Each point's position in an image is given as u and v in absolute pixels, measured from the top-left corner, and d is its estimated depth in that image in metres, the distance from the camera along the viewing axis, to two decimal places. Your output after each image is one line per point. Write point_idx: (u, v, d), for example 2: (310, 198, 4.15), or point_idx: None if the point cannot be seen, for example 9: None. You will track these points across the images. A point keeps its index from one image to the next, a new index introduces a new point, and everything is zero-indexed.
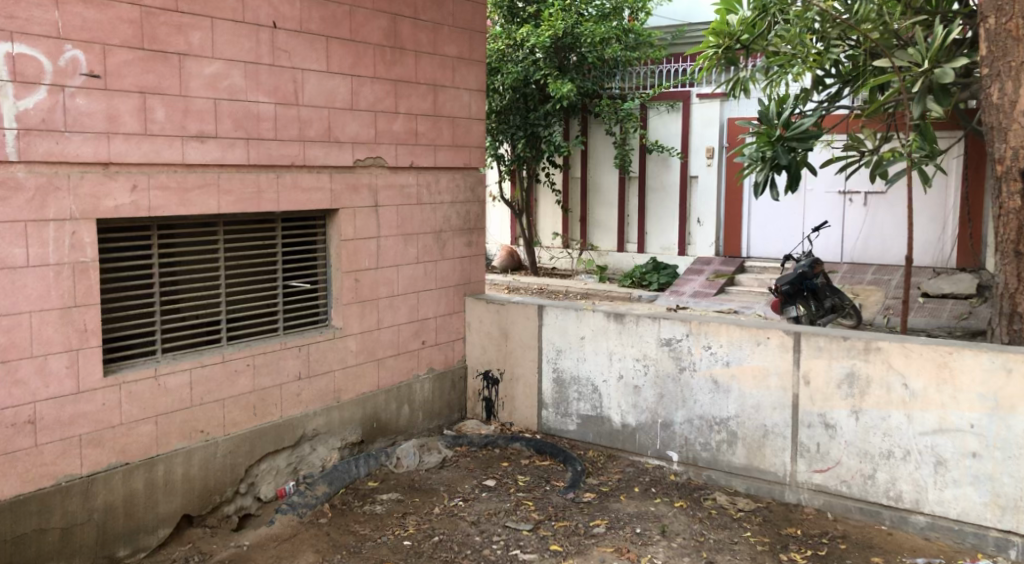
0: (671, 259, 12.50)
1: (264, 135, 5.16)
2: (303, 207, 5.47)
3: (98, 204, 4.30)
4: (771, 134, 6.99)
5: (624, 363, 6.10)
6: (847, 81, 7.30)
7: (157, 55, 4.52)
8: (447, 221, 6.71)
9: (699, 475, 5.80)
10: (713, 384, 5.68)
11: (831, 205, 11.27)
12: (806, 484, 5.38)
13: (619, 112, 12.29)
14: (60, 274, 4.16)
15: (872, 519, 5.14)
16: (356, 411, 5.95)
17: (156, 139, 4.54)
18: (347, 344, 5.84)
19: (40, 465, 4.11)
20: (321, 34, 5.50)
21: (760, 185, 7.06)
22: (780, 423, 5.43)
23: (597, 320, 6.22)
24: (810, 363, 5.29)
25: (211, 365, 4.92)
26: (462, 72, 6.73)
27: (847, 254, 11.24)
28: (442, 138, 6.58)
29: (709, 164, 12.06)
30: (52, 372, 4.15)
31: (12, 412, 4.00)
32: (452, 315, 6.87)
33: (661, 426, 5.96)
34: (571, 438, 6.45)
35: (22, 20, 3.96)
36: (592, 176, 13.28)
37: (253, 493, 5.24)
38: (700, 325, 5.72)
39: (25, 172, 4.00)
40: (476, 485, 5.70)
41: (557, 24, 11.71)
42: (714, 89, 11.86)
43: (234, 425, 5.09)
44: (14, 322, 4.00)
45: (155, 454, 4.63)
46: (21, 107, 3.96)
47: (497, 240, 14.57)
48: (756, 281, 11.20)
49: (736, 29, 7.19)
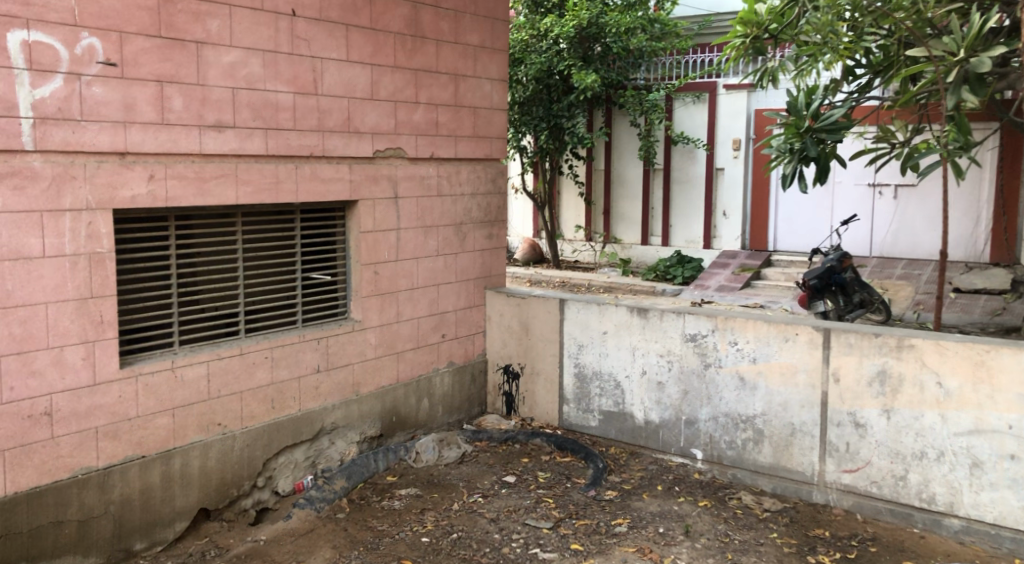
0: (695, 252, 12.32)
1: (283, 125, 5.09)
2: (322, 198, 5.40)
3: (114, 194, 4.25)
4: (799, 126, 6.67)
5: (647, 359, 5.97)
6: (879, 71, 7.00)
7: (174, 43, 4.46)
8: (468, 213, 6.61)
9: (724, 474, 5.67)
10: (740, 380, 5.54)
11: (860, 198, 11.03)
12: (835, 484, 5.23)
13: (645, 102, 12.07)
14: (76, 265, 4.12)
15: (903, 521, 4.98)
16: (375, 405, 5.89)
17: (173, 128, 4.49)
18: (365, 337, 5.77)
19: (56, 457, 4.08)
20: (341, 22, 5.41)
21: (788, 178, 6.74)
22: (808, 421, 5.28)
23: (620, 314, 6.10)
24: (840, 361, 5.13)
25: (228, 358, 4.87)
26: (484, 61, 6.62)
27: (876, 248, 11.01)
28: (463, 129, 6.48)
29: (737, 155, 11.86)
30: (68, 363, 4.11)
31: (28, 404, 3.97)
32: (473, 308, 6.77)
33: (685, 423, 5.84)
34: (593, 435, 6.34)
35: (39, 7, 3.90)
36: (616, 168, 13.10)
37: (271, 487, 5.21)
38: (725, 320, 5.57)
39: (41, 161, 3.96)
40: (495, 481, 5.61)
41: (581, 14, 11.53)
42: (741, 80, 11.67)
43: (252, 418, 5.05)
44: (30, 312, 3.96)
45: (172, 447, 4.60)
46: (37, 95, 3.91)
47: (519, 232, 14.46)
48: (783, 275, 11.00)
49: (764, 18, 6.93)
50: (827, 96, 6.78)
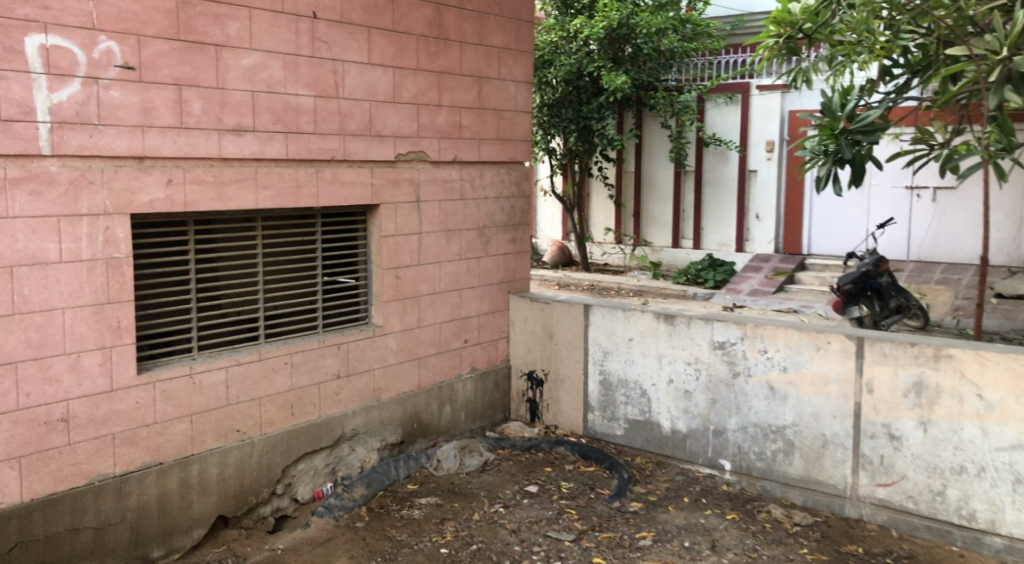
0: (727, 255, 12.10)
1: (303, 129, 5.03)
2: (343, 202, 5.34)
3: (132, 198, 4.23)
4: (834, 127, 6.43)
5: (674, 367, 5.82)
6: (917, 71, 6.69)
7: (193, 46, 4.43)
8: (491, 216, 6.52)
9: (753, 486, 5.50)
10: (770, 390, 5.37)
11: (897, 201, 10.74)
12: (868, 498, 5.03)
13: (676, 104, 11.88)
14: (93, 270, 4.10)
15: (942, 539, 4.77)
16: (397, 411, 5.81)
17: (192, 132, 4.45)
18: (387, 343, 5.70)
19: (73, 464, 4.06)
20: (363, 24, 5.35)
21: (821, 181, 6.51)
22: (840, 433, 5.09)
23: (646, 321, 5.96)
24: (874, 371, 4.94)
25: (247, 364, 4.83)
26: (508, 63, 6.52)
27: (914, 252, 10.71)
28: (487, 131, 6.39)
29: (770, 157, 11.64)
30: (85, 369, 4.09)
31: (45, 410, 3.95)
32: (496, 313, 6.68)
33: (713, 433, 5.68)
34: (618, 444, 6.20)
35: (57, 11, 3.88)
36: (647, 170, 12.90)
37: (290, 494, 5.14)
38: (755, 328, 5.40)
39: (58, 166, 3.94)
40: (517, 491, 5.50)
41: (612, 15, 11.37)
42: (775, 80, 11.44)
43: (270, 425, 5.00)
44: (47, 318, 3.95)
45: (189, 454, 4.56)
46: (55, 99, 3.90)
47: (547, 234, 14.32)
48: (818, 280, 10.75)
49: (798, 18, 6.68)
50: (862, 96, 6.51)
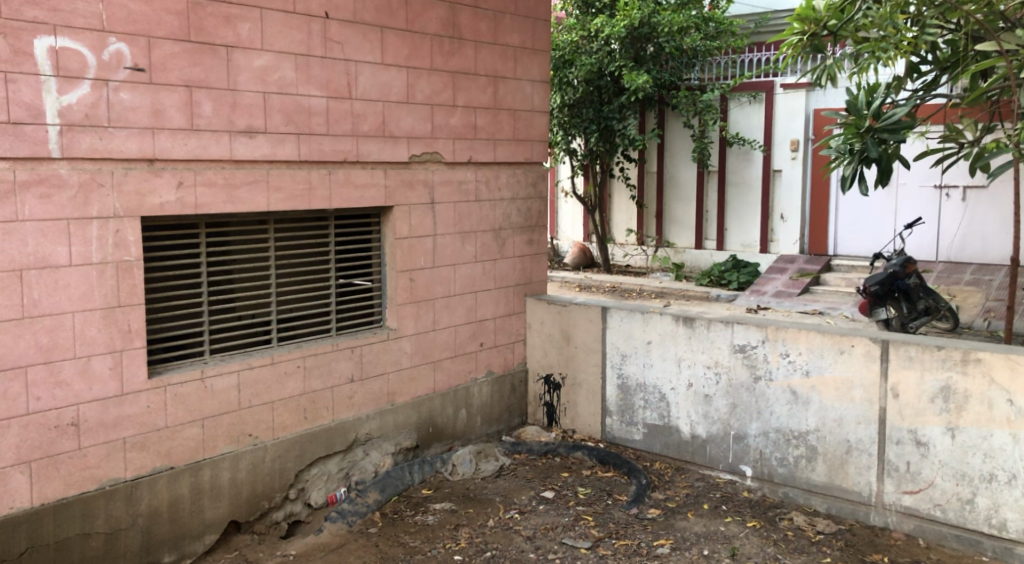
0: (752, 257, 11.91)
1: (316, 130, 4.99)
2: (356, 204, 5.29)
3: (142, 201, 4.21)
4: (859, 126, 6.28)
5: (694, 371, 5.70)
6: (946, 68, 6.57)
7: (204, 47, 4.40)
8: (507, 218, 6.44)
9: (774, 492, 5.36)
10: (792, 395, 5.23)
11: (926, 200, 10.51)
12: (894, 506, 4.88)
13: (698, 103, 11.72)
14: (103, 274, 4.09)
15: (971, 549, 4.61)
16: (411, 415, 5.75)
17: (202, 134, 4.42)
18: (401, 346, 5.64)
19: (83, 468, 4.04)
20: (376, 24, 5.30)
21: (847, 180, 6.38)
22: (865, 439, 4.95)
23: (665, 323, 5.84)
24: (899, 375, 4.79)
25: (260, 367, 4.80)
26: (524, 62, 6.44)
27: (943, 253, 10.46)
28: (503, 132, 6.32)
29: (794, 157, 11.44)
30: (96, 373, 4.08)
31: (55, 414, 3.93)
32: (513, 316, 6.60)
33: (734, 439, 5.55)
34: (637, 449, 6.09)
35: (66, 13, 3.86)
36: (669, 170, 12.75)
37: (303, 499, 5.09)
38: (777, 331, 5.27)
39: (68, 168, 3.93)
40: (533, 496, 5.41)
41: (633, 13, 11.20)
42: (799, 79, 11.24)
43: (283, 429, 4.96)
44: (57, 322, 3.93)
45: (201, 458, 4.53)
46: (64, 102, 3.88)
47: (569, 236, 14.20)
48: (844, 281, 10.54)
49: (824, 14, 6.38)
50: (889, 94, 6.36)
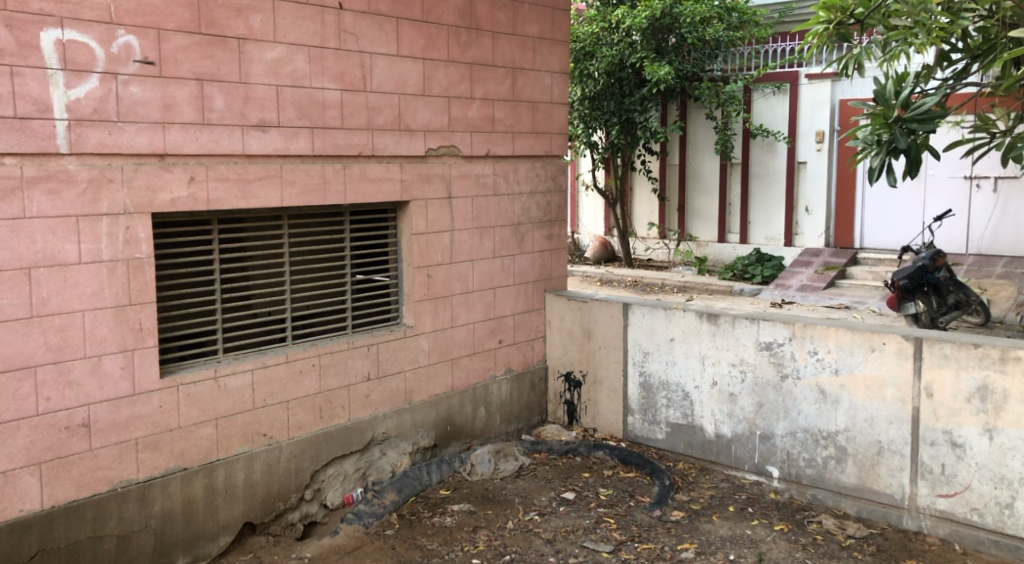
0: (776, 250, 11.66)
1: (330, 124, 4.88)
2: (372, 199, 5.19)
3: (153, 197, 4.13)
4: (887, 116, 6.03)
5: (718, 369, 5.55)
6: (976, 56, 6.25)
7: (215, 39, 4.30)
8: (526, 212, 6.31)
9: (802, 494, 5.20)
10: (820, 393, 5.07)
11: (955, 192, 10.26)
12: (928, 510, 4.70)
13: (721, 94, 11.50)
14: (114, 271, 4.01)
15: (1011, 555, 4.42)
16: (429, 413, 5.65)
17: (214, 128, 4.33)
18: (419, 344, 5.54)
19: (95, 469, 3.97)
20: (391, 14, 5.17)
21: (874, 172, 6.11)
22: (897, 440, 4.77)
23: (688, 320, 5.69)
24: (933, 374, 4.61)
25: (274, 366, 4.71)
26: (544, 53, 6.30)
27: (973, 245, 10.19)
28: (521, 124, 6.18)
29: (819, 148, 11.18)
30: (107, 373, 4.01)
31: (65, 415, 3.87)
32: (532, 313, 6.47)
33: (760, 439, 5.39)
34: (660, 448, 5.94)
35: (73, 4, 3.78)
36: (691, 162, 12.52)
37: (319, 499, 5.01)
38: (805, 328, 5.10)
39: (77, 164, 3.85)
40: (554, 497, 5.28)
41: (655, 4, 11.05)
42: (825, 69, 10.99)
43: (299, 428, 4.87)
44: (67, 320, 3.86)
45: (215, 459, 4.45)
46: (72, 96, 3.80)
47: (589, 230, 14.02)
48: (870, 275, 10.31)
49: (850, 2, 6.30)
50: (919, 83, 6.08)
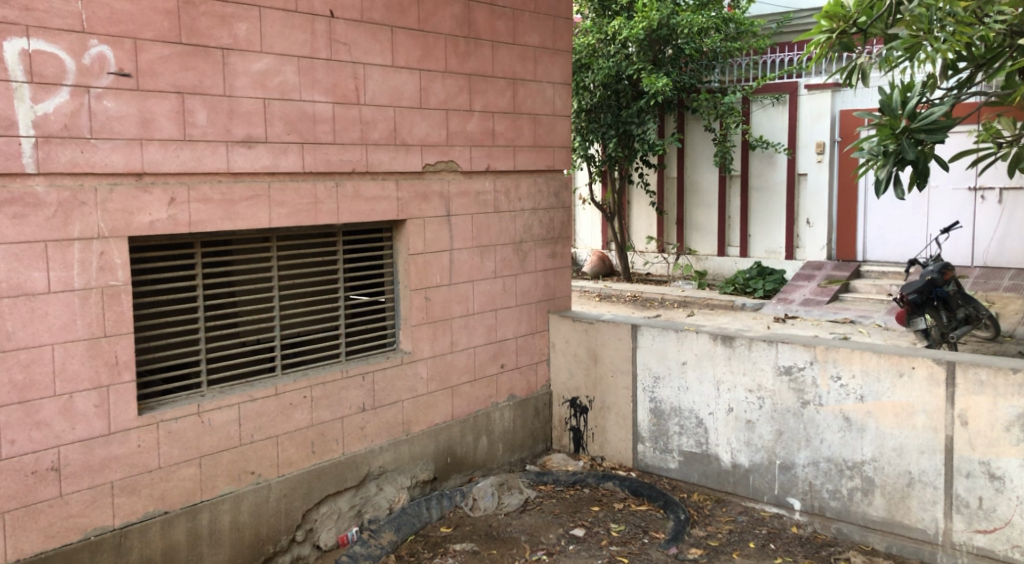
0: (777, 264, 11.37)
1: (321, 139, 4.58)
2: (366, 218, 4.88)
3: (130, 220, 3.81)
4: (894, 127, 5.53)
5: (734, 395, 5.24)
6: (981, 65, 5.71)
7: (197, 50, 4.00)
8: (528, 230, 6.01)
9: (827, 528, 4.88)
10: (845, 421, 4.76)
11: (960, 203, 10.02)
12: (965, 546, 4.39)
13: (720, 106, 11.21)
14: (87, 300, 3.69)
15: None
16: (428, 445, 5.33)
17: (197, 145, 4.03)
18: (417, 371, 5.21)
19: (65, 518, 3.64)
20: (386, 23, 4.89)
21: (881, 184, 5.54)
22: (929, 471, 4.47)
23: (702, 342, 5.38)
24: (968, 401, 4.31)
25: (262, 399, 4.38)
26: (545, 63, 6.02)
27: (979, 257, 9.93)
28: (522, 138, 5.89)
29: (821, 160, 10.92)
30: (79, 412, 3.68)
31: (32, 459, 3.54)
32: (535, 335, 6.15)
33: (780, 468, 5.08)
34: (672, 478, 5.62)
35: (40, 12, 3.47)
36: (690, 175, 12.22)
37: (312, 540, 4.66)
38: (826, 351, 4.79)
39: (45, 185, 3.54)
40: (562, 535, 4.95)
41: (652, 15, 10.80)
42: (826, 79, 10.75)
43: (289, 465, 4.54)
44: (34, 355, 3.54)
45: (198, 501, 4.12)
46: (40, 111, 3.49)
47: (586, 244, 13.68)
48: (875, 287, 10.04)
49: (853, 11, 5.84)
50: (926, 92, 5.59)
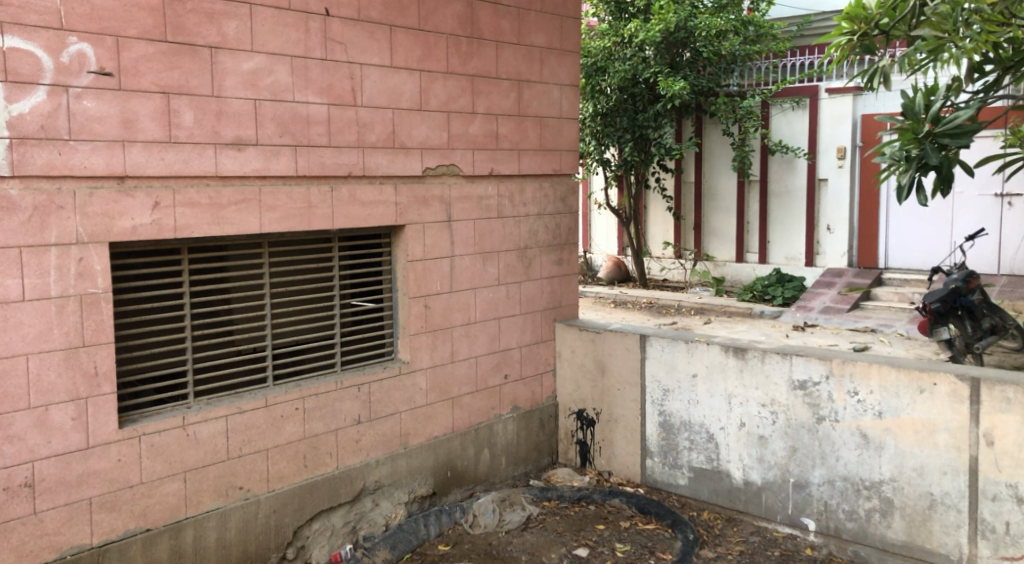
0: (796, 270, 11.11)
1: (315, 141, 4.42)
2: (363, 223, 4.71)
3: (111, 225, 3.67)
4: (916, 131, 5.24)
5: (746, 409, 5.01)
6: (1009, 68, 5.38)
7: (184, 48, 3.86)
8: (533, 236, 5.82)
9: (843, 551, 4.63)
10: (862, 438, 4.52)
11: (986, 209, 9.69)
12: None
13: (738, 110, 10.98)
14: (64, 309, 3.55)
15: None
16: (427, 458, 5.14)
17: (183, 147, 3.88)
18: (415, 382, 5.03)
19: (40, 536, 3.49)
20: (384, 22, 4.72)
21: (903, 190, 5.26)
22: (952, 492, 4.22)
23: (713, 354, 5.16)
24: (993, 419, 4.06)
25: (251, 412, 4.22)
26: (551, 64, 5.84)
27: (1006, 265, 9.61)
28: (528, 141, 5.70)
29: (841, 165, 10.64)
30: (55, 425, 3.53)
31: (4, 474, 3.39)
32: (540, 344, 5.95)
33: (794, 487, 4.83)
34: (682, 495, 5.40)
35: (16, 8, 3.34)
36: (707, 180, 11.96)
37: (303, 558, 4.49)
38: (843, 365, 4.55)
39: (20, 189, 3.40)
40: (564, 554, 4.74)
41: (669, 17, 10.58)
42: (847, 82, 10.48)
43: (280, 479, 4.37)
44: (8, 366, 3.40)
45: (183, 518, 3.96)
46: (15, 111, 3.35)
47: (602, 249, 13.44)
48: (897, 295, 9.79)
49: (875, 12, 5.52)
50: (951, 96, 5.33)
